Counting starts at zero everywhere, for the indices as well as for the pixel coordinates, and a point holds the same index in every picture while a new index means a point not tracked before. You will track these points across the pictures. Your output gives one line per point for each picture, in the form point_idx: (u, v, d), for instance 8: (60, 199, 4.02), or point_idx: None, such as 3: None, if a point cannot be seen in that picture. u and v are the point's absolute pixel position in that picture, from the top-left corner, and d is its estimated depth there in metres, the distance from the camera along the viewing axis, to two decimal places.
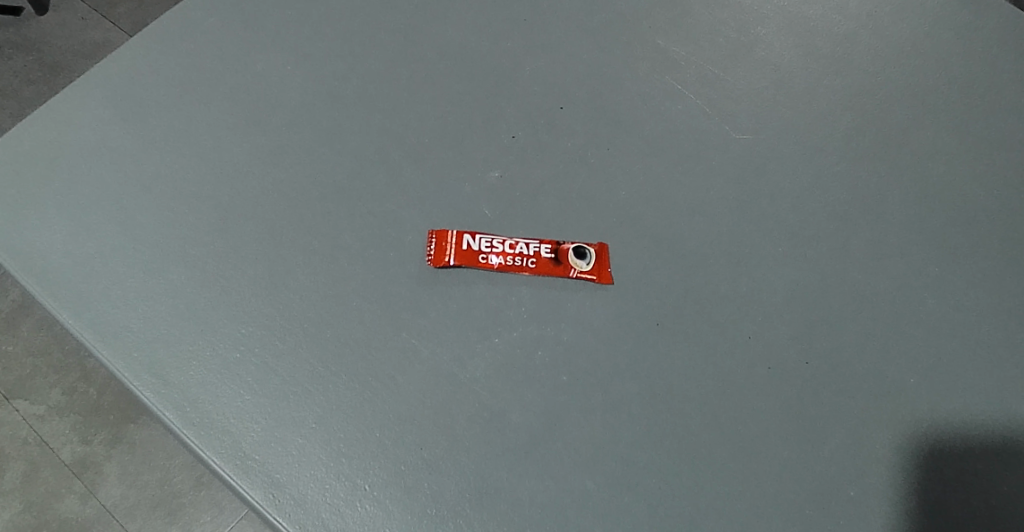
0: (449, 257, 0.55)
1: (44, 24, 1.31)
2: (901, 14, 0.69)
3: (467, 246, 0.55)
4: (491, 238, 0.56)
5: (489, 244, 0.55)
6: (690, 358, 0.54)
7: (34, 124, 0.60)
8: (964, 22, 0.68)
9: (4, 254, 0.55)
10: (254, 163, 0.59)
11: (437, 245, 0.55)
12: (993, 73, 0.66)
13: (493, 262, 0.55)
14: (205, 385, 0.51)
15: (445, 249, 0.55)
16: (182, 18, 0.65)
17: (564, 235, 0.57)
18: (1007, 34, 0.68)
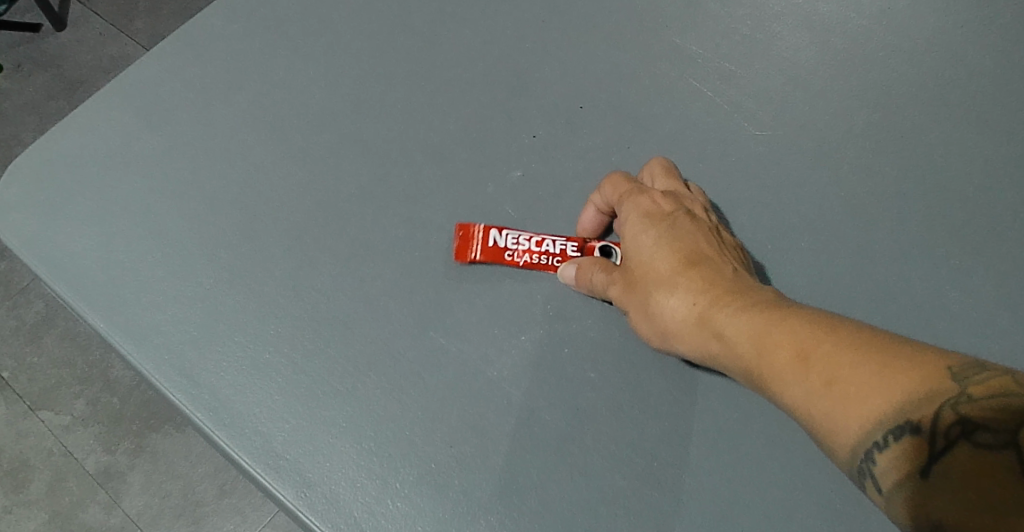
0: (475, 254, 0.55)
1: (63, 39, 1.34)
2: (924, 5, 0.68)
3: (493, 243, 0.55)
4: (517, 235, 0.55)
5: (514, 241, 0.55)
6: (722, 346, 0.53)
7: (62, 134, 0.61)
8: (985, 15, 0.68)
9: (38, 262, 0.56)
10: (278, 167, 0.59)
11: (463, 240, 0.55)
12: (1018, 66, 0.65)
13: (520, 259, 0.55)
14: (236, 386, 0.51)
15: (471, 245, 0.55)
16: (203, 27, 0.65)
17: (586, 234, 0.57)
18: None
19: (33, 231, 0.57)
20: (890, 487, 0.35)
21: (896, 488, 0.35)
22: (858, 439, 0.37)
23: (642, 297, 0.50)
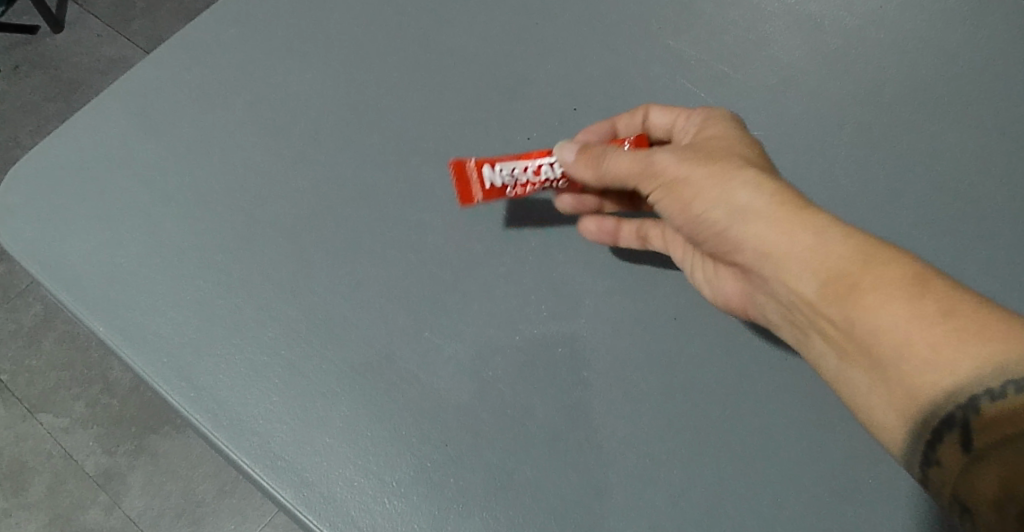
0: (476, 196, 0.55)
1: (60, 41, 1.34)
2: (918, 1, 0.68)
3: (490, 184, 0.55)
4: (512, 169, 0.54)
5: (511, 174, 0.55)
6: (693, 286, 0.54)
7: (60, 139, 0.62)
8: (979, 10, 0.68)
9: (38, 267, 0.57)
10: (274, 171, 0.60)
11: (462, 186, 0.55)
12: (1013, 63, 0.65)
13: (530, 188, 0.55)
14: (234, 388, 0.52)
15: (471, 189, 0.55)
16: (200, 31, 0.66)
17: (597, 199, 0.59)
18: None
19: (32, 236, 0.58)
20: (988, 440, 0.38)
21: (988, 443, 0.38)
22: (969, 375, 0.38)
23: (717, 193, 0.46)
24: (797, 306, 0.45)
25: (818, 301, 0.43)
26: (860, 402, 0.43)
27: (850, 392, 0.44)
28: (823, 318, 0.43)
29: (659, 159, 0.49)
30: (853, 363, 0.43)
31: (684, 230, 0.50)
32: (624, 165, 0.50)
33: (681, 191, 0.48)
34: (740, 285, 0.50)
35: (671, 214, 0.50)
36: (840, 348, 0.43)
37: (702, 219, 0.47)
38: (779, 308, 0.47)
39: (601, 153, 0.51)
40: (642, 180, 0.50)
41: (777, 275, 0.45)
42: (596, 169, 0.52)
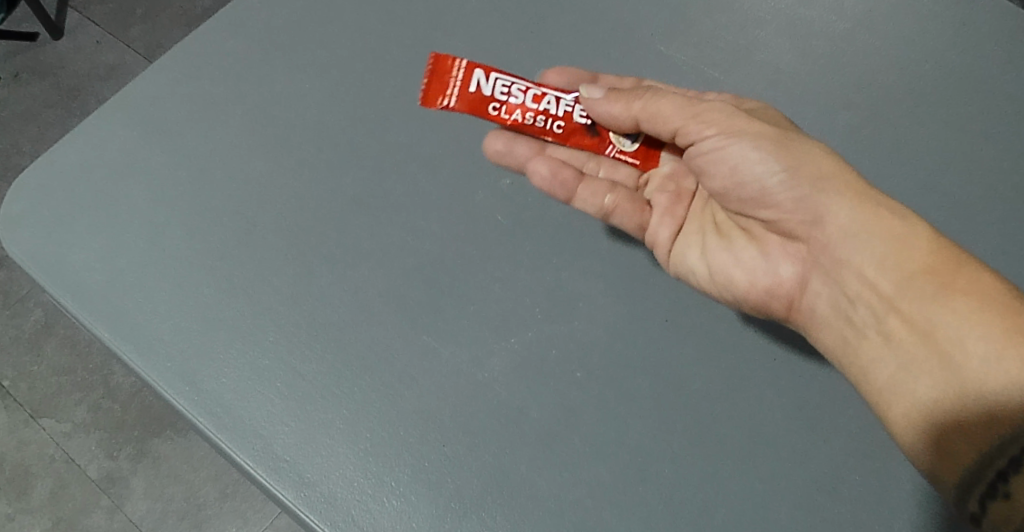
0: (455, 102, 0.58)
1: (59, 48, 1.36)
2: (906, 6, 0.69)
3: (476, 93, 0.58)
4: (507, 88, 0.59)
5: (503, 92, 0.59)
6: (696, 264, 0.57)
7: (63, 148, 0.63)
8: (967, 14, 0.69)
9: (42, 273, 0.58)
10: (274, 178, 0.61)
11: (446, 73, 0.58)
12: (998, 67, 0.67)
13: (511, 118, 0.59)
14: (236, 391, 0.53)
15: (453, 90, 0.58)
16: (201, 41, 0.67)
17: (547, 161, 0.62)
18: (1013, 26, 0.68)
19: (37, 244, 0.59)
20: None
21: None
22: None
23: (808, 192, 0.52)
24: (865, 295, 0.51)
25: (897, 290, 0.49)
26: (894, 381, 0.49)
27: (883, 374, 0.49)
28: (894, 306, 0.49)
29: (712, 109, 0.54)
30: (905, 344, 0.49)
31: (755, 205, 0.55)
32: (718, 130, 0.54)
33: (779, 167, 0.52)
34: (779, 259, 0.55)
35: (750, 185, 0.54)
36: (896, 331, 0.49)
37: (802, 197, 0.52)
38: (834, 288, 0.53)
39: (687, 105, 0.55)
40: (736, 150, 0.54)
41: (860, 260, 0.51)
42: (677, 119, 0.55)
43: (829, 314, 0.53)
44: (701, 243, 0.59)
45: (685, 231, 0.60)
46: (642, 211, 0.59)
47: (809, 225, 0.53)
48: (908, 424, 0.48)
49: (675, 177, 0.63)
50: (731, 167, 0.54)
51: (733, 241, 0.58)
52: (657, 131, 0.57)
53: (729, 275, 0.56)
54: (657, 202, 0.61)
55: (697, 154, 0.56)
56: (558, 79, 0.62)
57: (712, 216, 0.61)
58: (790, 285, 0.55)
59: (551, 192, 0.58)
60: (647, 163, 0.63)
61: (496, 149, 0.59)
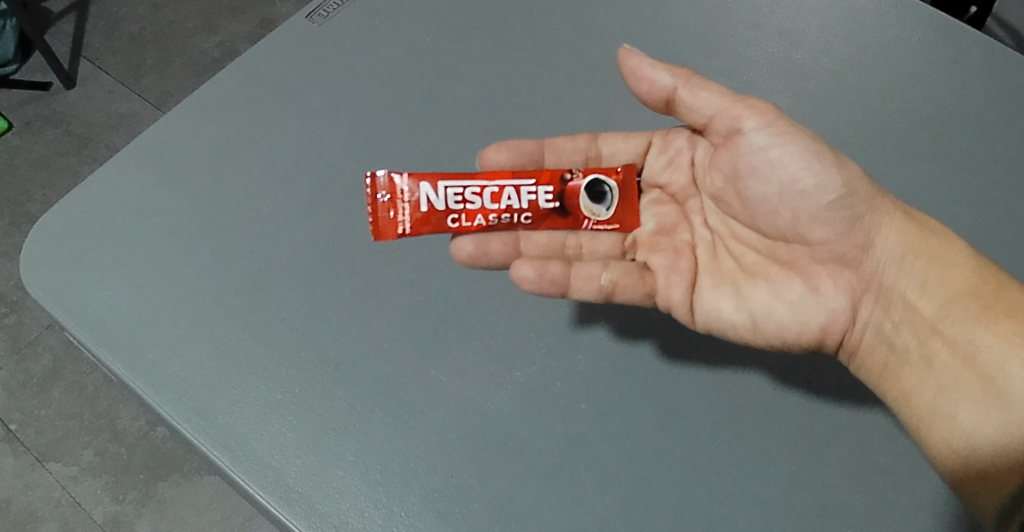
0: (412, 226, 0.59)
1: (73, 98, 1.41)
2: (889, 50, 0.72)
3: (428, 210, 0.59)
4: (458, 196, 0.59)
5: (455, 201, 0.59)
6: (734, 316, 0.57)
7: (85, 195, 0.66)
8: (949, 54, 0.72)
9: (62, 313, 0.60)
10: (286, 219, 0.63)
11: (393, 198, 0.59)
12: (981, 103, 0.69)
13: (475, 223, 0.60)
14: (250, 425, 0.54)
15: (405, 216, 0.59)
16: (219, 93, 0.71)
17: (527, 249, 0.61)
18: (994, 65, 0.71)
19: (57, 285, 0.61)
20: None
21: None
22: None
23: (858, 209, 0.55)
24: (910, 319, 0.54)
25: (939, 313, 0.53)
26: (937, 403, 0.51)
27: (924, 398, 0.52)
28: (937, 329, 0.53)
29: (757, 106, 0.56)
30: (948, 366, 0.51)
31: (803, 227, 0.56)
32: (775, 140, 0.55)
33: (839, 184, 0.54)
34: (827, 291, 0.56)
35: (803, 202, 0.55)
36: (939, 353, 0.52)
37: (857, 220, 0.55)
38: (881, 314, 0.55)
39: (732, 102, 0.56)
40: (791, 162, 0.55)
41: (905, 283, 0.55)
42: (722, 111, 0.56)
43: (874, 342, 0.55)
44: (733, 291, 0.58)
45: (701, 287, 0.58)
46: (643, 281, 0.58)
47: (859, 249, 0.56)
48: (948, 447, 0.49)
49: (665, 231, 0.63)
50: (783, 180, 0.55)
51: (771, 277, 0.57)
52: (689, 119, 0.59)
53: (777, 318, 0.56)
54: (658, 264, 0.59)
55: (744, 165, 0.57)
56: (498, 158, 0.61)
57: (727, 261, 0.60)
58: (842, 317, 0.55)
59: (542, 294, 0.55)
60: (630, 223, 0.63)
61: (468, 253, 0.57)
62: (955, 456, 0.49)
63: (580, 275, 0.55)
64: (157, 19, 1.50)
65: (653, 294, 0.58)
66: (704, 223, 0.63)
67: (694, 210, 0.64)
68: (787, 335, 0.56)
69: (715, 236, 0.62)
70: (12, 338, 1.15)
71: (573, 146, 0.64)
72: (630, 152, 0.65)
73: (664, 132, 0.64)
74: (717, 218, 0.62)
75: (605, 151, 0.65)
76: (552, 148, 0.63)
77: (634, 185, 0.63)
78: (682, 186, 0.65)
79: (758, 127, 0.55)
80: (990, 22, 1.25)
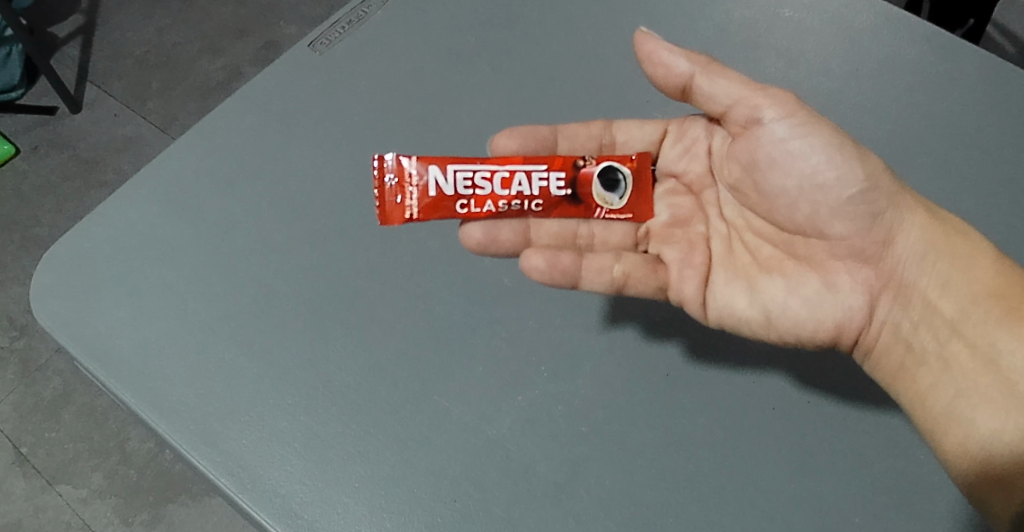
0: (419, 211, 0.61)
1: (78, 122, 1.43)
2: (885, 69, 0.73)
3: (438, 195, 0.61)
4: (469, 182, 0.61)
5: (466, 187, 0.61)
6: (748, 312, 0.58)
7: (94, 224, 0.67)
8: (943, 74, 0.73)
9: (73, 343, 0.61)
10: (291, 247, 0.65)
11: (400, 181, 0.61)
12: (976, 122, 0.70)
13: (485, 209, 0.61)
14: (256, 452, 0.55)
15: (412, 202, 0.61)
16: (225, 123, 0.73)
17: (538, 237, 0.62)
18: (987, 84, 0.72)
19: (67, 314, 0.63)
20: None
21: None
22: None
23: (882, 207, 0.56)
24: (929, 318, 0.56)
25: (960, 313, 0.55)
26: (953, 406, 0.53)
27: (941, 400, 0.53)
28: (957, 329, 0.55)
29: (779, 95, 0.56)
30: (966, 368, 0.53)
31: (823, 222, 0.57)
32: (796, 131, 0.55)
33: (860, 177, 0.55)
34: (843, 287, 0.58)
35: (824, 196, 0.56)
36: (958, 354, 0.54)
37: (879, 216, 0.56)
38: (899, 311, 0.57)
39: (750, 90, 0.56)
40: (811, 154, 0.55)
41: (926, 281, 0.56)
42: (740, 99, 0.56)
43: (891, 340, 0.57)
44: (747, 286, 0.59)
45: (715, 281, 0.60)
46: (655, 274, 0.60)
47: (879, 245, 0.57)
48: (962, 453, 0.51)
49: (679, 223, 0.65)
50: (804, 172, 0.56)
51: (786, 273, 0.59)
52: (706, 107, 0.59)
53: (792, 315, 0.57)
54: (672, 258, 0.61)
55: (763, 157, 0.57)
56: (509, 144, 0.63)
57: (743, 255, 0.62)
58: (858, 313, 0.57)
59: (553, 283, 0.57)
60: (643, 213, 0.64)
61: (477, 240, 0.59)
62: (969, 458, 0.50)
63: (592, 266, 0.57)
64: (163, 44, 1.53)
65: (666, 287, 0.60)
66: (720, 214, 0.64)
67: (710, 202, 0.65)
68: (802, 331, 0.57)
69: (731, 228, 0.64)
70: (21, 362, 1.17)
71: (587, 133, 0.66)
72: (645, 140, 0.66)
73: (680, 121, 0.66)
74: (732, 210, 0.64)
75: (619, 138, 0.67)
76: (566, 136, 0.65)
77: (648, 173, 0.65)
78: (699, 175, 0.66)
79: (778, 118, 0.55)
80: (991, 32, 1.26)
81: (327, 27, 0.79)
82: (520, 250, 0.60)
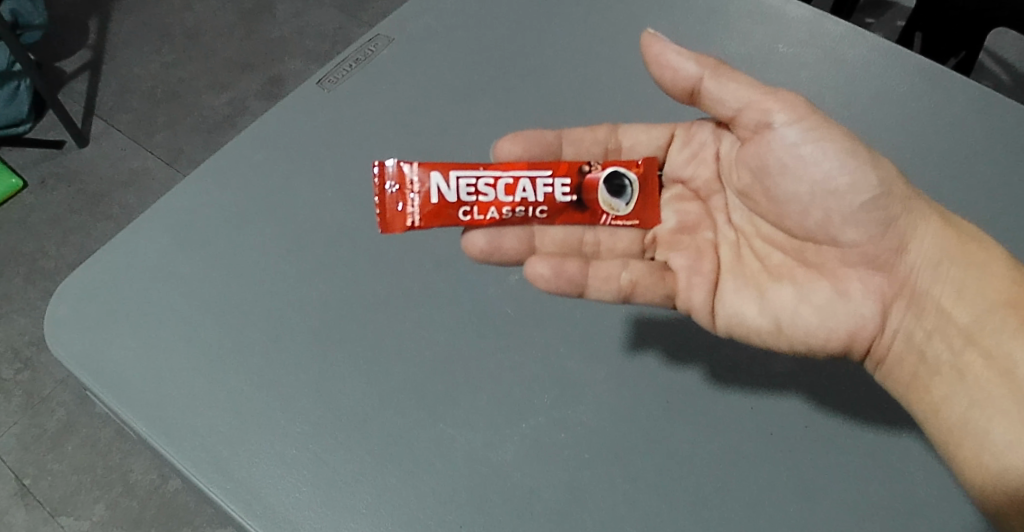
0: (422, 218, 0.62)
1: (85, 155, 1.46)
2: (874, 102, 0.76)
3: (442, 202, 0.62)
4: (473, 189, 0.62)
5: (469, 194, 0.62)
6: (757, 320, 0.60)
7: (107, 256, 0.69)
8: (931, 107, 0.75)
9: (86, 373, 0.63)
10: (299, 277, 0.67)
11: (402, 188, 0.63)
12: (963, 153, 0.72)
13: (488, 215, 0.63)
14: (266, 480, 0.56)
15: (415, 209, 0.62)
16: (235, 158, 0.75)
17: (542, 243, 0.65)
18: (974, 117, 0.75)
19: (81, 345, 0.64)
20: None
21: None
22: None
23: (896, 215, 0.57)
24: (944, 327, 0.58)
25: (975, 322, 0.56)
26: (968, 416, 0.54)
27: (955, 410, 0.55)
28: (972, 338, 0.56)
29: (792, 99, 0.57)
30: (982, 377, 0.55)
31: (835, 229, 0.59)
32: (807, 135, 0.57)
33: (874, 183, 0.56)
34: (854, 295, 0.59)
35: (836, 202, 0.58)
36: (972, 364, 0.56)
37: (893, 222, 0.57)
38: (911, 320, 0.59)
39: (761, 94, 0.57)
40: (824, 159, 0.57)
41: (940, 289, 0.58)
42: (751, 103, 0.58)
43: (904, 350, 0.59)
44: (757, 294, 0.61)
45: (724, 288, 0.62)
46: (663, 282, 0.61)
47: (892, 253, 0.58)
48: (977, 464, 0.52)
49: (686, 230, 0.67)
50: (817, 177, 0.57)
51: (797, 280, 0.60)
52: (715, 111, 0.60)
53: (803, 323, 0.59)
54: (680, 265, 0.63)
55: (773, 161, 0.59)
56: (513, 149, 0.65)
57: (752, 262, 0.63)
58: (870, 321, 0.59)
59: (559, 291, 0.59)
60: (649, 220, 0.66)
61: (479, 248, 0.62)
62: (983, 470, 0.52)
63: (599, 273, 0.59)
64: (171, 79, 1.57)
65: (674, 295, 0.62)
66: (728, 220, 0.66)
67: (717, 207, 0.67)
68: (813, 340, 0.59)
69: (739, 234, 0.65)
70: (25, 394, 1.18)
71: (593, 138, 0.68)
72: (652, 146, 0.69)
73: (688, 126, 0.68)
74: (741, 217, 0.66)
75: (625, 143, 0.69)
76: (571, 140, 0.68)
77: (654, 177, 0.66)
78: (706, 181, 0.68)
79: (789, 122, 0.57)
80: (985, 59, 1.30)
81: (335, 65, 0.82)
82: (523, 258, 0.63)
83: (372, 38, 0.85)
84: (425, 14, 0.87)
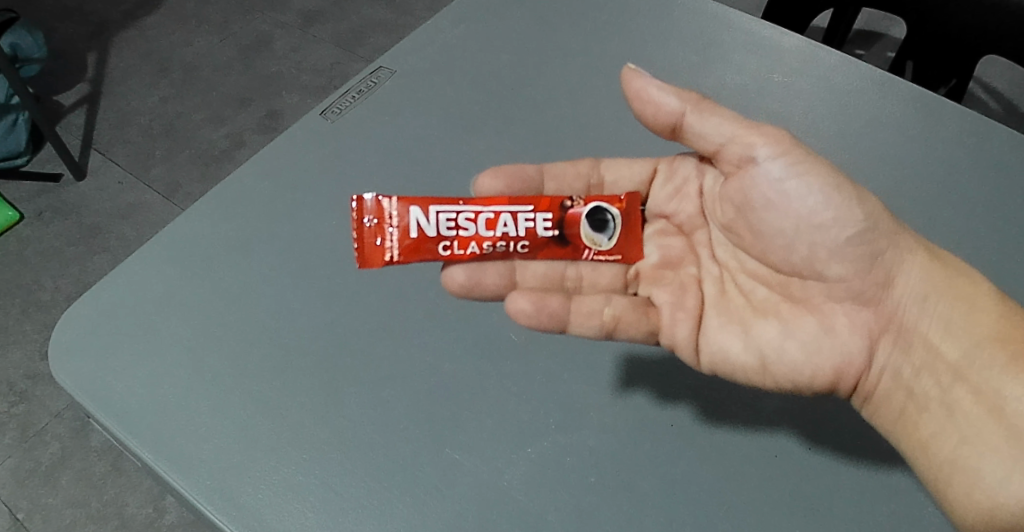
0: (403, 253, 0.63)
1: (82, 188, 1.48)
2: (866, 130, 0.78)
3: (421, 237, 0.63)
4: (452, 225, 0.64)
5: (449, 229, 0.64)
6: (743, 357, 0.61)
7: (110, 285, 0.70)
8: (921, 134, 0.78)
9: (90, 401, 0.63)
10: (304, 305, 0.67)
11: (379, 222, 0.64)
12: (954, 180, 0.74)
13: (468, 250, 0.64)
14: (273, 506, 0.56)
15: (395, 244, 0.63)
16: (238, 188, 0.77)
17: (523, 278, 0.65)
18: (963, 144, 0.77)
19: (85, 374, 0.64)
20: None
21: None
22: None
23: (881, 250, 0.59)
24: (932, 363, 0.59)
25: (964, 358, 0.57)
26: (958, 452, 0.55)
27: (945, 446, 0.56)
28: (961, 375, 0.57)
29: (774, 133, 0.59)
30: (971, 414, 0.56)
31: (821, 264, 0.60)
32: (791, 170, 0.58)
33: (857, 219, 0.58)
34: (839, 330, 0.60)
35: (822, 236, 0.59)
36: (961, 399, 0.57)
37: (878, 257, 0.59)
38: (899, 356, 0.60)
39: (744, 129, 0.59)
40: (807, 194, 0.58)
41: (927, 324, 0.59)
42: (734, 138, 0.60)
43: (891, 385, 0.60)
44: (741, 329, 0.62)
45: (709, 324, 0.63)
46: (647, 318, 0.62)
47: (877, 287, 0.60)
48: (966, 502, 0.53)
49: (670, 265, 0.68)
50: (801, 212, 0.59)
51: (782, 316, 0.62)
52: (699, 145, 0.62)
53: (789, 359, 0.60)
54: (664, 301, 0.64)
55: (758, 196, 0.60)
56: (493, 184, 0.66)
57: (737, 298, 0.65)
58: (857, 356, 0.60)
59: (541, 328, 0.59)
60: (632, 255, 0.67)
61: (460, 283, 0.62)
62: (975, 508, 0.53)
63: (582, 310, 0.60)
64: (171, 112, 1.59)
65: (657, 331, 0.63)
66: (712, 256, 0.68)
67: (700, 242, 0.69)
68: (799, 376, 0.60)
69: (723, 269, 0.67)
70: (20, 427, 1.17)
71: (575, 173, 0.70)
72: (634, 180, 0.71)
73: (670, 161, 0.70)
74: (725, 252, 0.67)
75: (607, 178, 0.71)
76: (552, 176, 0.69)
77: (637, 213, 0.68)
78: (690, 217, 0.70)
79: (772, 157, 0.58)
80: (974, 87, 1.35)
81: (338, 96, 0.84)
82: (503, 292, 0.64)
83: (375, 70, 0.87)
84: (426, 47, 0.89)
